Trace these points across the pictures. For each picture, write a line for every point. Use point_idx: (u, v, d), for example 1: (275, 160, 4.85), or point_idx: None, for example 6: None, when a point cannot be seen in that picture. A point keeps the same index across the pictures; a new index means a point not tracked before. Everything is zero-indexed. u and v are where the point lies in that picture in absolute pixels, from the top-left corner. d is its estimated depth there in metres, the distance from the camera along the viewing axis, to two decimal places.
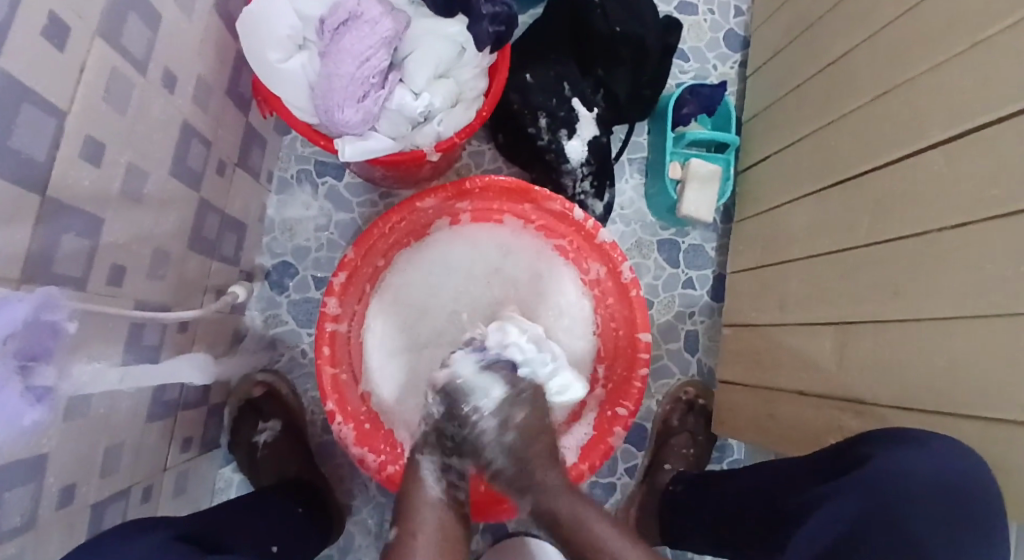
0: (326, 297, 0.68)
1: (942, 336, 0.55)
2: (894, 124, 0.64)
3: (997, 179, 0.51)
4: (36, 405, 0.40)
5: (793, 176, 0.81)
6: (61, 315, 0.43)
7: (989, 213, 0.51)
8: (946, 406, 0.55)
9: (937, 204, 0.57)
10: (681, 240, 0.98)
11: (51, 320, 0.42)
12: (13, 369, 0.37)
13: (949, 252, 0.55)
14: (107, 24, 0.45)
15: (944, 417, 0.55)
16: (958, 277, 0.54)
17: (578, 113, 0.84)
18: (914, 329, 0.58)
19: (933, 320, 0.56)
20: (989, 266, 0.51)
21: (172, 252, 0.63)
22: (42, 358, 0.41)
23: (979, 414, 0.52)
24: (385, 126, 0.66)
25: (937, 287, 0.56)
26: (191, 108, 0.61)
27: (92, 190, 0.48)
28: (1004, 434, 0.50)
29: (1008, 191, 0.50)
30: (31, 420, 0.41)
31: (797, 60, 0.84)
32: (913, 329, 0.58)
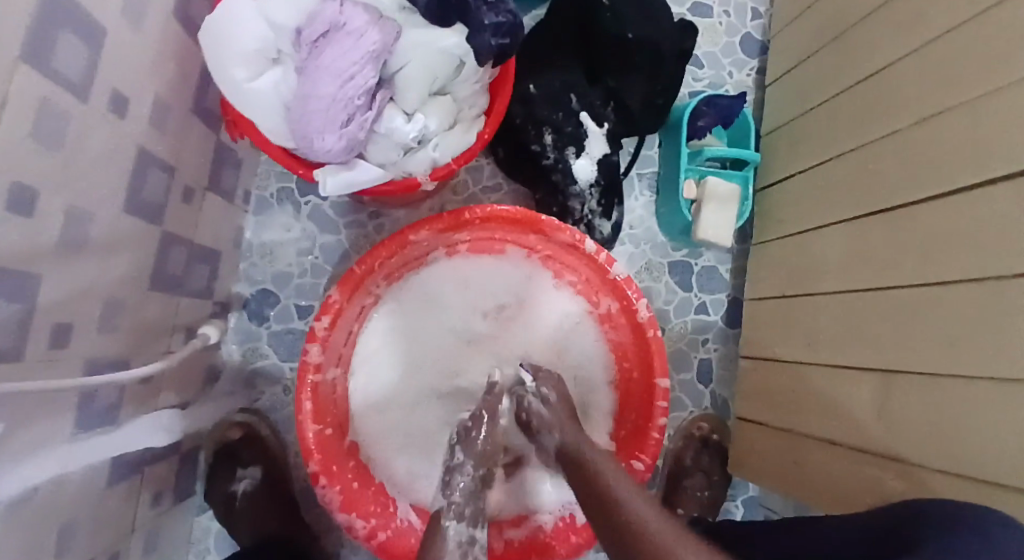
0: (307, 345, 0.61)
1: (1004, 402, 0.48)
2: (945, 152, 0.57)
3: None
4: None
5: (823, 201, 0.74)
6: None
7: None
8: (1006, 482, 0.48)
9: (1000, 250, 0.50)
10: (694, 263, 0.91)
11: None
12: None
13: (1012, 307, 0.48)
14: (31, 45, 0.37)
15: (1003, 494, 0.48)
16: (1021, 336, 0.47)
17: (586, 128, 0.77)
18: (975, 390, 0.51)
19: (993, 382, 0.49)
20: None
21: (129, 298, 0.55)
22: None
23: None
24: (374, 153, 0.59)
25: (997, 344, 0.49)
26: (148, 133, 0.53)
27: (22, 247, 0.40)
28: None
29: None
30: None
31: (830, 70, 0.76)
32: (970, 390, 0.51)
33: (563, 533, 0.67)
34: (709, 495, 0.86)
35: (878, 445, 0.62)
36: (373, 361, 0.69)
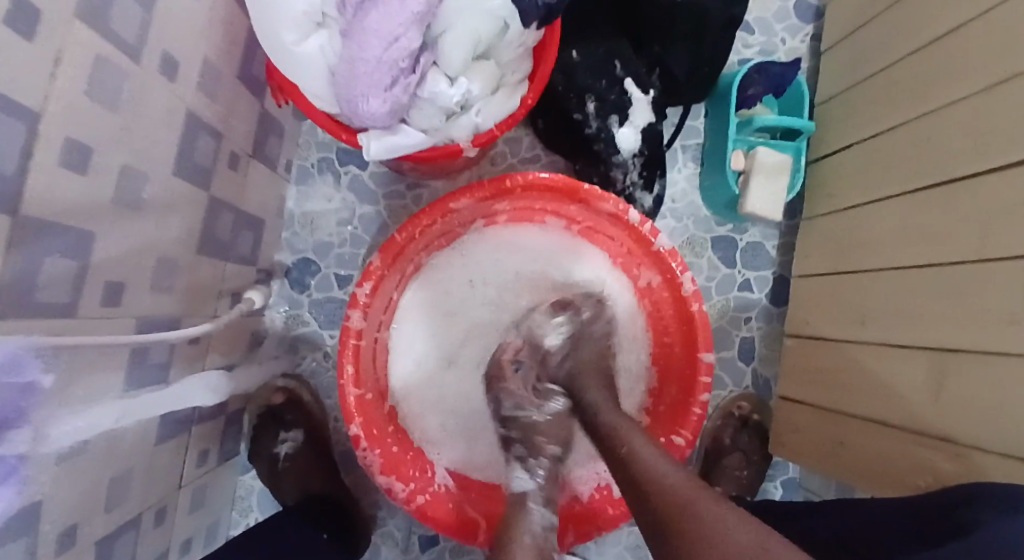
0: (350, 310, 0.61)
1: None
2: (1015, 118, 0.52)
3: None
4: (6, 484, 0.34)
5: (881, 172, 0.70)
6: (35, 369, 0.35)
7: None
8: None
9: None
10: (739, 238, 0.88)
11: (26, 378, 0.34)
12: None
13: None
14: (85, 3, 0.37)
15: None
16: None
17: (631, 96, 0.74)
18: None
19: None
20: None
21: (178, 260, 0.56)
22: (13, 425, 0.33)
23: None
24: (416, 118, 0.58)
25: None
26: (197, 97, 0.54)
27: (78, 202, 0.41)
28: None
29: None
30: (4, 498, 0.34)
31: (891, 32, 0.71)
32: None
33: (600, 504, 0.67)
34: (747, 476, 0.84)
35: (934, 428, 0.59)
36: (411, 329, 0.70)
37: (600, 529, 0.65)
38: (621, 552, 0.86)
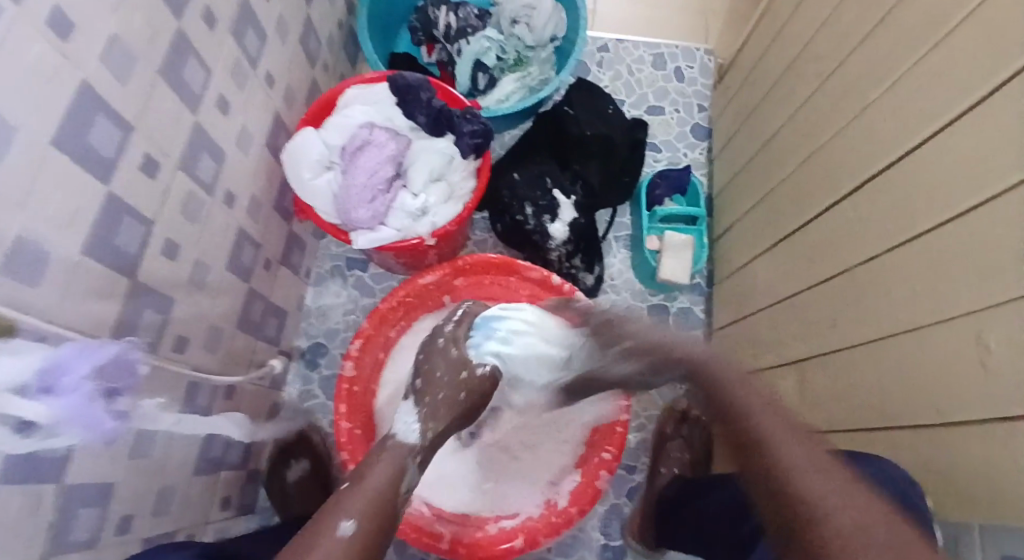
0: (345, 362, 0.82)
1: (893, 351, 0.59)
2: (820, 178, 0.74)
3: (908, 211, 0.58)
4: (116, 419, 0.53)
5: (756, 236, 0.90)
6: (138, 356, 0.58)
7: (907, 235, 0.58)
8: (910, 419, 0.56)
9: (864, 235, 0.64)
10: (670, 305, 1.06)
11: (131, 362, 0.57)
12: (101, 391, 0.51)
13: (879, 276, 0.61)
14: (184, 160, 0.64)
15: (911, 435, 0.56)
16: (895, 299, 0.59)
17: (558, 201, 0.99)
18: (870, 351, 0.62)
19: (881, 338, 0.60)
20: (915, 276, 0.56)
21: (224, 330, 0.78)
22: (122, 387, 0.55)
23: (930, 419, 0.54)
24: (392, 220, 0.81)
25: (875, 305, 0.61)
26: (246, 218, 0.80)
27: (167, 278, 0.64)
28: (963, 433, 0.50)
29: (918, 214, 0.57)
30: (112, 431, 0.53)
31: (747, 139, 0.98)
32: (867, 354, 0.62)
33: (546, 517, 0.77)
34: (689, 458, 0.92)
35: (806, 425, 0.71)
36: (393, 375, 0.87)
37: (546, 538, 0.75)
38: None
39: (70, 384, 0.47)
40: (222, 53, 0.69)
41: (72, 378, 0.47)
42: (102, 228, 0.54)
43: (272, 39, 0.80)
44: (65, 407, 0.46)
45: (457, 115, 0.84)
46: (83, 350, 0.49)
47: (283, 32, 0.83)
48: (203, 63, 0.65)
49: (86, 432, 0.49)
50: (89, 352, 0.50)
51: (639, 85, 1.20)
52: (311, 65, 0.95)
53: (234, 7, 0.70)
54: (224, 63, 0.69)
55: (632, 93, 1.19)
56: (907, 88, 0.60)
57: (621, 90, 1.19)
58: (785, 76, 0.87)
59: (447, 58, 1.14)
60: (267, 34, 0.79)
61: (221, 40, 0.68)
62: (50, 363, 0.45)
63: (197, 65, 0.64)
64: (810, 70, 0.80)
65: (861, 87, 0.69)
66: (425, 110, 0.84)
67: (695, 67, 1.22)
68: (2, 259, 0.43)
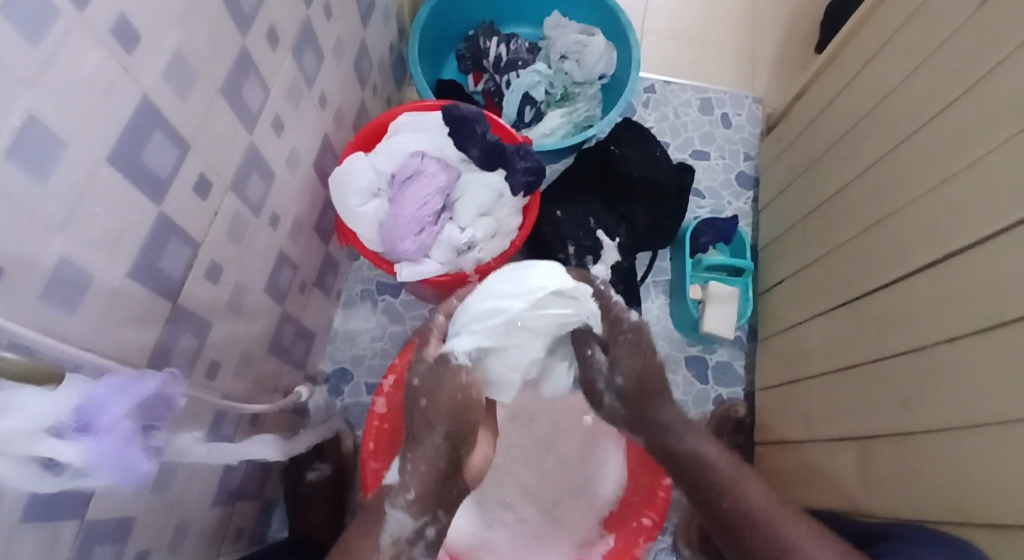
0: (375, 398, 0.79)
1: (959, 442, 0.57)
2: (887, 248, 0.72)
3: (987, 297, 0.56)
4: (151, 460, 0.48)
5: (808, 298, 0.88)
6: (180, 390, 0.53)
7: (988, 322, 0.56)
8: (976, 518, 0.54)
9: (935, 317, 0.63)
10: (709, 357, 1.03)
11: (174, 395, 0.53)
12: (138, 429, 0.47)
13: (951, 361, 0.60)
14: (235, 182, 0.62)
15: (982, 533, 0.53)
16: (968, 385, 0.57)
17: (602, 242, 0.97)
18: (939, 438, 0.59)
19: (952, 428, 0.58)
20: (993, 365, 0.54)
21: (255, 354, 0.75)
22: (158, 425, 0.50)
23: (988, 519, 0.53)
24: (436, 254, 0.79)
25: (946, 392, 0.60)
26: (287, 240, 0.77)
27: (208, 301, 0.61)
28: None
29: (999, 301, 0.55)
30: (146, 473, 0.47)
31: (799, 196, 0.96)
32: (934, 439, 0.60)
33: None
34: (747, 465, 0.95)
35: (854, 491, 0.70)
36: None
37: None
38: None
39: (108, 422, 0.43)
40: (282, 73, 0.67)
41: (107, 418, 0.43)
42: (150, 249, 0.51)
43: (329, 60, 0.78)
44: (95, 450, 0.41)
45: (511, 151, 0.81)
46: (123, 384, 0.46)
47: (340, 53, 0.82)
48: (262, 82, 0.63)
49: (117, 473, 0.44)
50: (129, 389, 0.46)
51: (685, 128, 1.18)
52: (361, 87, 0.93)
53: (297, 27, 0.68)
54: (282, 83, 0.67)
55: (678, 135, 1.17)
56: (994, 164, 0.58)
57: (667, 131, 1.17)
58: (845, 138, 0.86)
59: (494, 89, 1.12)
60: (324, 55, 0.77)
61: (281, 60, 0.66)
62: (87, 399, 0.42)
63: (257, 85, 0.63)
64: (874, 135, 0.79)
65: (938, 157, 0.66)
66: (479, 144, 0.81)
67: (743, 114, 1.20)
68: (41, 280, 0.40)
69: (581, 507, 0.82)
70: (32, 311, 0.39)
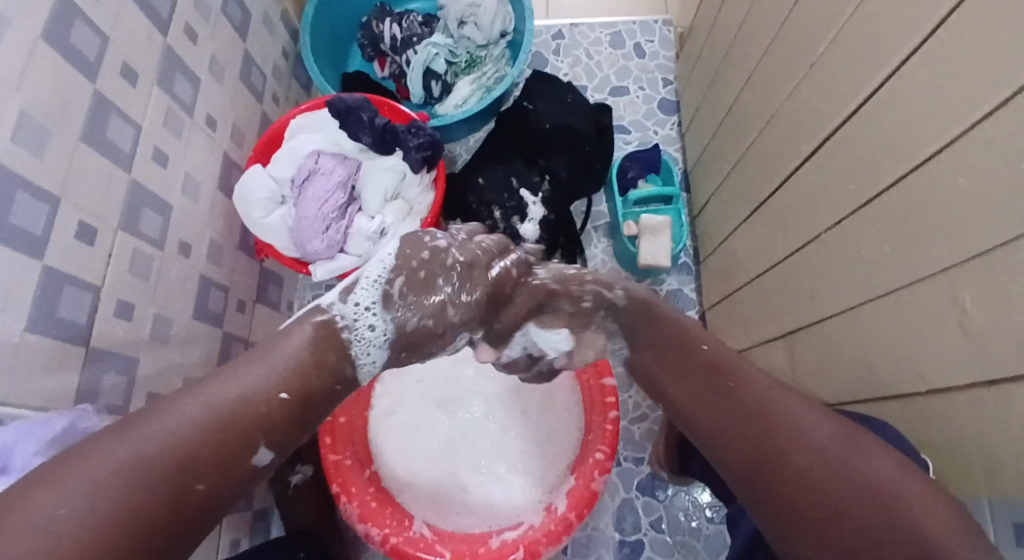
0: None
1: (861, 323, 0.58)
2: (780, 145, 0.72)
3: (859, 172, 0.56)
4: None
5: (730, 210, 0.88)
6: (94, 419, 0.56)
7: (866, 196, 0.55)
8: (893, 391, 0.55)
9: (825, 205, 0.63)
10: (659, 289, 1.03)
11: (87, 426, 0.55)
12: None
13: (841, 243, 0.60)
14: (125, 220, 0.65)
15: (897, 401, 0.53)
16: (862, 260, 0.57)
17: (526, 200, 0.97)
18: (845, 324, 0.60)
19: (853, 308, 0.59)
20: (878, 237, 0.54)
21: (201, 378, 0.78)
22: None
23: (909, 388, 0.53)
24: (352, 247, 0.80)
25: (842, 276, 0.60)
26: (207, 264, 0.80)
27: (126, 338, 0.65)
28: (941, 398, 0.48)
29: (870, 174, 0.55)
30: None
31: (710, 110, 0.95)
32: (842, 322, 0.61)
33: (547, 525, 0.74)
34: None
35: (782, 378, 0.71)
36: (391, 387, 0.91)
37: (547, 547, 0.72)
38: None
39: (19, 462, 0.47)
40: (150, 106, 0.69)
41: (20, 459, 0.47)
42: (45, 301, 0.54)
43: (206, 82, 0.79)
44: None
45: (402, 130, 0.82)
46: (30, 426, 0.50)
47: (219, 74, 0.82)
48: (129, 120, 0.65)
49: None
50: (37, 431, 0.50)
51: (599, 68, 1.16)
52: (258, 100, 0.95)
53: (156, 57, 0.69)
54: (154, 116, 0.69)
55: (593, 76, 1.16)
56: (850, 34, 0.57)
57: (581, 75, 1.15)
58: (735, 41, 0.84)
59: (399, 71, 1.12)
60: (200, 78, 0.78)
61: (147, 94, 0.68)
62: None
63: (123, 123, 0.64)
64: (755, 34, 0.78)
65: (805, 42, 0.65)
66: (369, 131, 0.82)
67: (655, 40, 1.18)
68: None
69: (546, 456, 0.85)
70: None
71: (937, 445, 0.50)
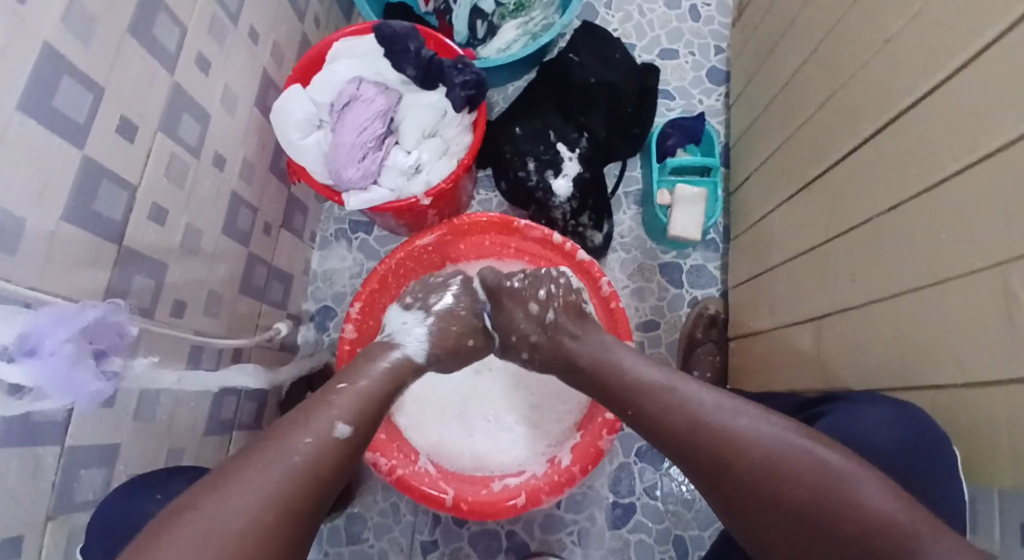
0: (345, 325, 0.81)
1: (900, 311, 0.57)
2: (837, 123, 0.69)
3: (923, 157, 0.55)
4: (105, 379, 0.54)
5: (771, 188, 0.86)
6: (125, 318, 0.58)
7: (927, 183, 0.54)
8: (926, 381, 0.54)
9: (879, 189, 0.61)
10: (683, 262, 1.02)
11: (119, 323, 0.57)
12: (87, 352, 0.52)
13: (891, 229, 0.59)
14: (165, 123, 0.63)
15: None
16: (911, 247, 0.56)
17: (562, 155, 0.95)
18: (881, 311, 0.60)
19: (893, 295, 0.58)
20: (932, 226, 0.53)
21: (224, 295, 0.79)
22: (109, 352, 0.55)
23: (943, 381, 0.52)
24: (385, 180, 0.80)
25: (886, 264, 0.59)
26: (239, 182, 0.79)
27: (158, 244, 0.64)
28: None
29: (933, 160, 0.53)
30: (101, 390, 0.53)
31: (763, 84, 0.92)
32: (878, 309, 0.60)
33: (549, 476, 0.76)
34: (720, 361, 0.96)
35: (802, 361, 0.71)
36: None
37: (548, 496, 0.74)
38: (604, 554, 0.94)
39: (53, 348, 0.48)
40: (197, 9, 0.66)
41: (52, 344, 0.48)
42: (83, 194, 0.54)
43: None
44: (42, 372, 0.47)
45: (448, 65, 0.79)
46: (63, 314, 0.50)
47: None
48: (176, 21, 0.63)
49: (71, 391, 0.50)
50: (71, 317, 0.50)
51: (651, 27, 1.12)
52: (300, 20, 0.92)
53: None
54: (200, 20, 0.67)
55: (644, 36, 1.12)
56: (936, 10, 0.54)
57: (631, 33, 1.11)
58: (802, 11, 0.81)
59: (444, 7, 1.06)
60: None
61: None
62: (31, 329, 0.47)
63: (169, 23, 0.62)
64: (826, 4, 0.74)
65: (883, 14, 0.62)
66: (414, 62, 0.79)
67: (712, 4, 1.13)
68: None
69: (555, 410, 0.86)
70: None
71: (970, 434, 0.51)
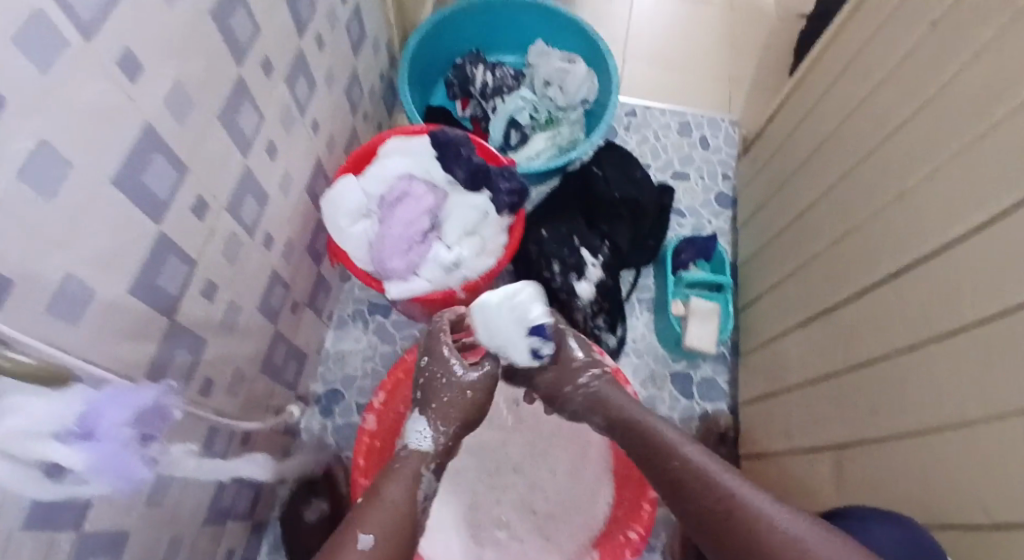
0: (366, 415, 0.80)
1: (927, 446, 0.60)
2: (853, 260, 0.76)
3: (943, 303, 0.60)
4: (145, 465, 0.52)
5: (785, 310, 0.91)
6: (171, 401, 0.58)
7: (949, 328, 0.58)
8: (946, 521, 0.56)
9: (899, 327, 0.66)
10: (693, 373, 1.05)
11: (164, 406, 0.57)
12: (135, 437, 0.51)
13: (913, 366, 0.63)
14: (230, 202, 0.65)
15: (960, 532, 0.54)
16: (935, 386, 0.59)
17: (586, 260, 0.99)
18: (907, 444, 0.62)
19: (918, 429, 0.61)
20: (956, 368, 0.57)
21: (247, 373, 0.77)
22: (151, 434, 0.54)
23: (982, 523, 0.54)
24: (425, 272, 0.81)
25: (910, 398, 0.63)
26: (279, 261, 0.80)
27: (202, 319, 0.63)
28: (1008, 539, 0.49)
29: (955, 308, 0.58)
30: (138, 475, 0.51)
31: (774, 213, 1.00)
32: (904, 442, 0.63)
33: None
34: None
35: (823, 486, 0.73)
36: None
37: None
38: None
39: (108, 429, 0.47)
40: (274, 100, 0.70)
41: (109, 426, 0.47)
42: (149, 267, 0.53)
43: (320, 88, 0.82)
44: (96, 456, 0.45)
45: (495, 172, 0.84)
46: (120, 394, 0.49)
47: (331, 83, 0.85)
48: (257, 110, 0.67)
49: (113, 476, 0.49)
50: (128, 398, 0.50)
51: (665, 150, 1.22)
52: (352, 114, 0.97)
53: (291, 56, 0.72)
54: (275, 110, 0.71)
55: (659, 157, 1.22)
56: (949, 177, 0.62)
57: (648, 154, 1.21)
58: (814, 156, 0.90)
59: (481, 115, 1.17)
60: (316, 83, 0.81)
61: (275, 88, 0.70)
62: (88, 407, 0.45)
63: (251, 112, 0.66)
64: (838, 154, 0.84)
65: (897, 173, 0.70)
66: (464, 165, 0.84)
67: (720, 136, 1.25)
68: (47, 297, 0.41)
69: (570, 523, 0.83)
70: (39, 325, 0.41)
71: None
